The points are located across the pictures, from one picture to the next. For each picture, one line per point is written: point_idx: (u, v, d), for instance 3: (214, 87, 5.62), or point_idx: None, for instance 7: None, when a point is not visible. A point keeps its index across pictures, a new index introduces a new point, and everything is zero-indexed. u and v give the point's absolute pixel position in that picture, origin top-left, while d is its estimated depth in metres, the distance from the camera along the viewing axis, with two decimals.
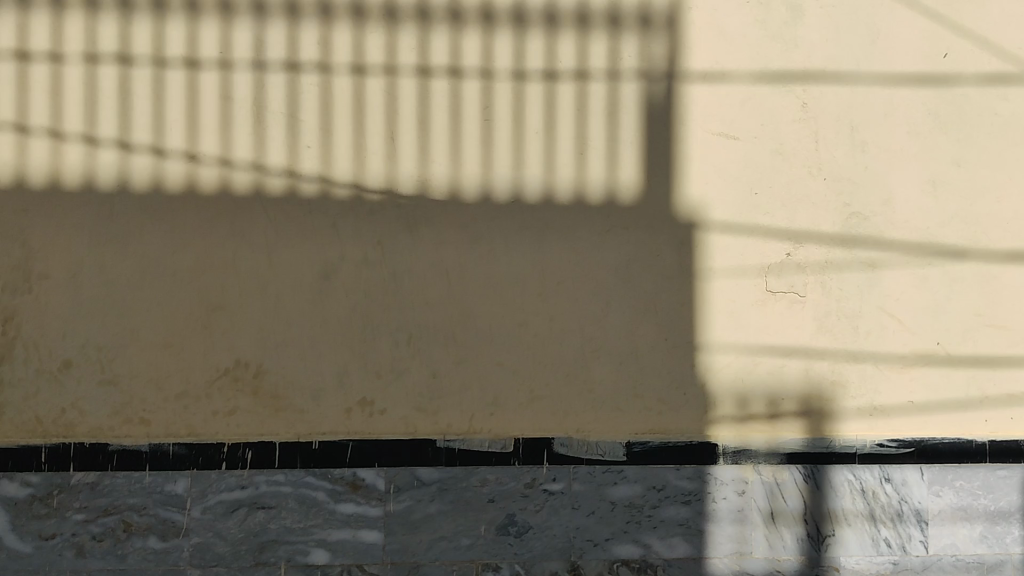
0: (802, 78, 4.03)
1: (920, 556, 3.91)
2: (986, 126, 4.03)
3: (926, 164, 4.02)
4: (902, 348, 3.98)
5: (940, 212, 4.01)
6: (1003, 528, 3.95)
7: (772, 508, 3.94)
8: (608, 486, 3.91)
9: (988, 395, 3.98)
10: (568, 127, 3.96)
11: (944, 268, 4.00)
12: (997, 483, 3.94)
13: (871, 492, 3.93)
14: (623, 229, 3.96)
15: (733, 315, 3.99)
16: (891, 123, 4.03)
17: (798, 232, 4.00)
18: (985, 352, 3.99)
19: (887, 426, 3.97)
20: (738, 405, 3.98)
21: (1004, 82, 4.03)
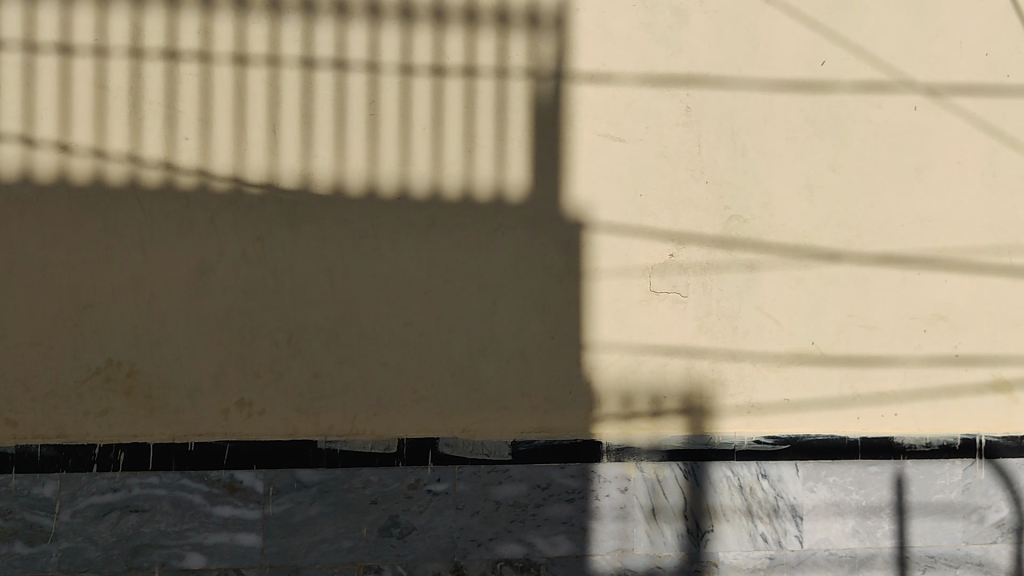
0: (686, 81, 4.04)
1: (795, 551, 4.01)
2: (861, 132, 4.14)
3: (803, 169, 4.11)
4: (779, 348, 4.07)
5: (815, 216, 4.11)
6: (875, 523, 4.08)
7: (653, 504, 3.94)
8: (492, 485, 3.86)
9: (861, 393, 4.12)
10: (455, 123, 3.91)
11: (819, 270, 4.10)
12: (868, 478, 4.07)
13: (749, 488, 3.99)
14: (509, 228, 3.93)
15: (617, 314, 3.98)
16: (770, 128, 4.09)
17: (680, 233, 4.02)
18: (858, 351, 4.12)
19: (764, 423, 4.06)
20: (623, 403, 3.97)
21: (879, 90, 4.15)
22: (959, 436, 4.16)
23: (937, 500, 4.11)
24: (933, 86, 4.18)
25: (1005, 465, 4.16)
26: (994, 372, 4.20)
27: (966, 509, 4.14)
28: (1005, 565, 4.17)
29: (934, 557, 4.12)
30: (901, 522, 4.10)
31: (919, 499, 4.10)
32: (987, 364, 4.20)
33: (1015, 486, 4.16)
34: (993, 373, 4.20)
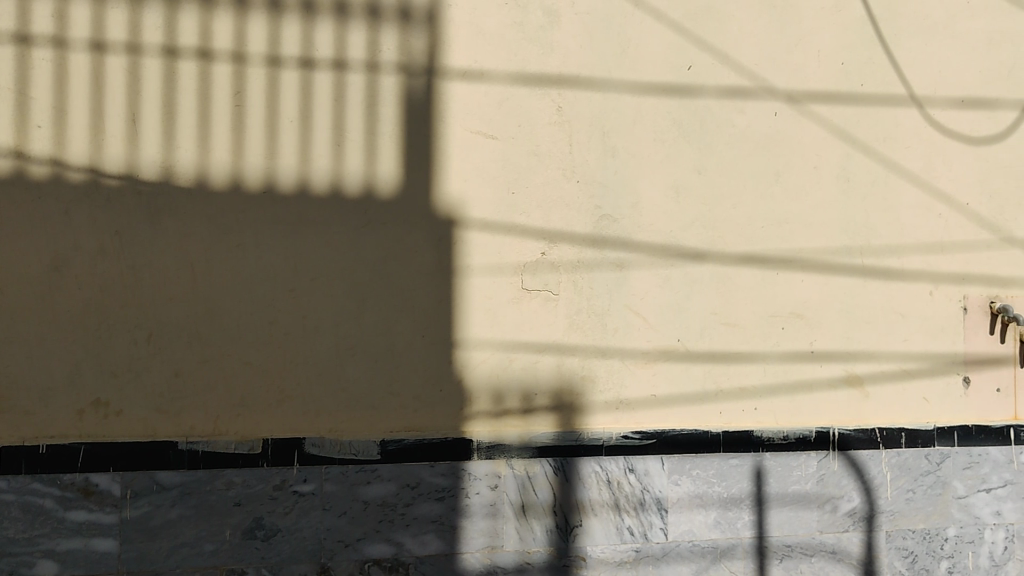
0: (557, 81, 4.07)
1: (660, 543, 4.09)
2: (725, 135, 4.27)
3: (671, 171, 4.20)
4: (646, 345, 4.15)
5: (682, 216, 4.21)
6: (735, 514, 4.20)
7: (523, 501, 3.94)
8: (360, 485, 3.80)
9: (723, 388, 4.24)
10: (324, 117, 3.84)
11: (684, 269, 4.20)
12: (730, 471, 4.18)
13: (616, 483, 4.04)
14: (379, 225, 3.88)
15: (489, 312, 3.98)
16: (639, 130, 4.17)
17: (551, 232, 4.05)
18: (720, 347, 4.24)
19: (631, 419, 4.12)
20: (494, 400, 3.96)
21: (741, 96, 4.29)
22: (814, 429, 4.32)
23: (794, 490, 4.26)
24: (793, 92, 4.36)
25: (857, 456, 4.36)
26: (847, 368, 4.40)
27: (820, 499, 4.30)
28: (856, 552, 4.34)
29: (790, 546, 4.26)
30: (760, 513, 4.23)
31: (778, 490, 4.24)
32: (840, 360, 4.39)
33: (865, 476, 4.36)
34: (846, 369, 4.40)
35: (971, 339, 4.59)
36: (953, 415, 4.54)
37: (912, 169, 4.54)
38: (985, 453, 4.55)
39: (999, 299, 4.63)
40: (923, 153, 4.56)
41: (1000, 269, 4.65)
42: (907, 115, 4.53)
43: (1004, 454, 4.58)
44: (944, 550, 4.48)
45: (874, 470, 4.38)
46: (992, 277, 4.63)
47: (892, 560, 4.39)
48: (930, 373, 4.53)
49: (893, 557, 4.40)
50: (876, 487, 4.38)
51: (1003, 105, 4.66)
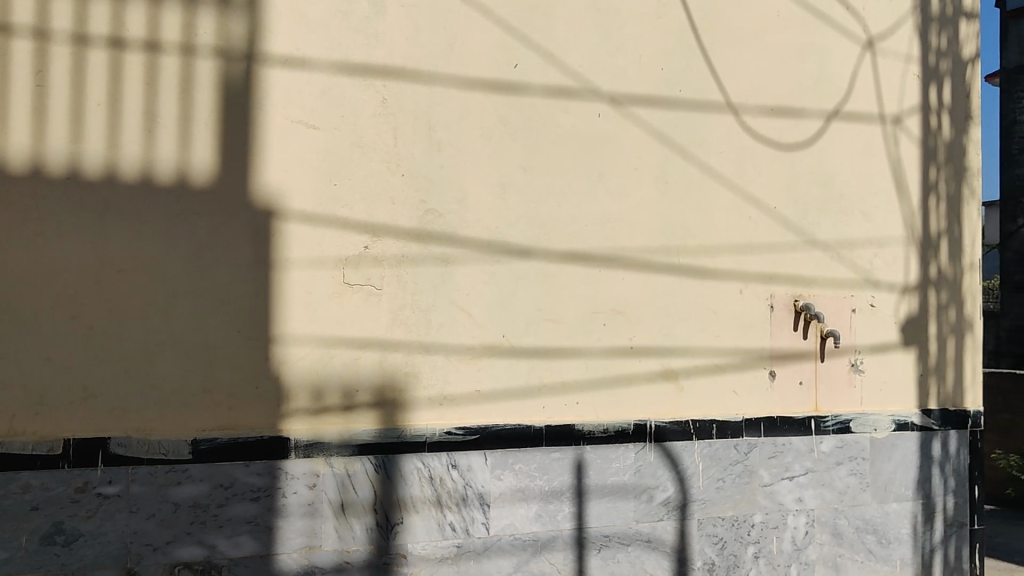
0: (382, 73, 4.02)
1: (481, 538, 4.07)
2: (551, 134, 4.33)
3: (497, 167, 4.22)
4: (470, 340, 4.14)
5: (507, 213, 4.23)
6: (556, 507, 4.23)
7: (342, 500, 3.84)
8: (170, 486, 3.63)
9: (546, 384, 4.27)
10: (135, 101, 3.65)
11: (510, 265, 4.22)
12: (551, 464, 4.22)
13: (438, 479, 4.00)
14: (193, 215, 3.72)
15: (309, 307, 3.86)
16: (465, 125, 4.16)
17: (375, 226, 3.98)
18: (544, 343, 4.28)
19: (455, 415, 4.09)
20: (313, 397, 3.84)
21: (567, 96, 4.36)
22: (632, 422, 4.43)
23: (612, 482, 4.35)
24: (615, 95, 4.47)
25: (672, 448, 4.51)
26: (663, 363, 4.54)
27: (637, 490, 4.41)
28: (669, 540, 4.48)
29: (608, 536, 4.33)
30: (579, 505, 4.28)
31: (596, 482, 4.31)
32: (656, 356, 4.53)
33: (679, 467, 4.51)
34: (663, 364, 4.55)
35: (777, 335, 4.85)
36: (760, 407, 4.78)
37: (725, 173, 4.74)
38: (788, 443, 4.81)
39: (801, 297, 4.92)
40: (736, 158, 4.77)
41: (803, 270, 4.95)
42: (722, 121, 4.74)
43: (805, 444, 4.86)
44: (751, 536, 4.70)
45: (687, 461, 4.54)
46: (795, 277, 4.92)
47: (703, 547, 4.57)
48: (740, 368, 4.74)
49: (704, 543, 4.57)
50: (689, 477, 4.54)
51: (809, 115, 4.99)
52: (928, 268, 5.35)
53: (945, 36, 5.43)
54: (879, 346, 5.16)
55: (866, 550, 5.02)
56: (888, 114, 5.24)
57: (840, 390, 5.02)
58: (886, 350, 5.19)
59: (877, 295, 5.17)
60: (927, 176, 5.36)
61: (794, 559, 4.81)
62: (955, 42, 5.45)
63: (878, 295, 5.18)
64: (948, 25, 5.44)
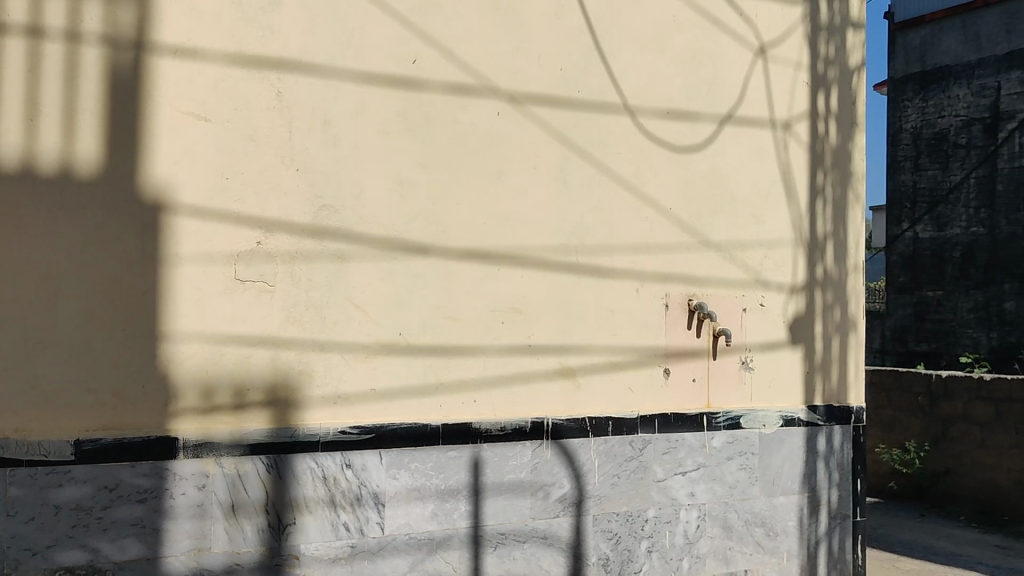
0: (278, 66, 3.95)
1: (376, 537, 4.03)
2: (449, 131, 4.32)
3: (394, 163, 4.19)
4: (366, 338, 4.10)
5: (405, 210, 4.20)
6: (452, 505, 4.22)
7: (233, 500, 3.75)
8: (50, 489, 3.47)
9: (443, 381, 4.26)
10: (15, 88, 3.47)
11: (407, 262, 4.20)
12: (448, 463, 4.21)
13: (332, 479, 3.95)
14: (77, 208, 3.59)
15: (199, 303, 3.76)
16: (362, 121, 4.12)
17: (268, 221, 3.91)
18: (442, 341, 4.27)
19: (349, 414, 4.04)
20: (203, 396, 3.74)
21: (466, 93, 4.35)
22: (529, 420, 4.45)
23: (509, 479, 4.37)
24: (514, 94, 4.49)
25: (568, 445, 4.55)
26: (560, 361, 4.58)
27: (533, 487, 4.44)
28: (564, 536, 4.52)
29: (504, 534, 4.35)
30: (475, 503, 4.28)
31: (493, 480, 4.32)
32: (553, 354, 4.56)
33: (575, 464, 4.56)
34: (560, 362, 4.58)
35: (672, 333, 4.94)
36: (654, 404, 4.86)
37: (622, 174, 4.81)
38: (681, 439, 4.91)
39: (694, 297, 5.03)
40: (633, 159, 4.85)
41: (696, 270, 5.05)
42: (619, 123, 4.81)
43: (697, 439, 4.97)
44: (644, 530, 4.78)
45: (583, 458, 4.59)
46: (689, 277, 5.03)
47: (597, 543, 4.62)
48: (635, 366, 4.82)
49: (598, 539, 4.63)
50: (585, 474, 4.59)
51: (703, 118, 5.11)
52: (815, 269, 5.53)
53: (832, 45, 5.62)
54: (768, 344, 5.32)
55: (754, 543, 5.16)
56: (778, 120, 5.40)
57: (730, 387, 5.15)
58: (775, 348, 5.35)
59: (767, 295, 5.32)
60: (814, 181, 5.54)
61: (685, 552, 4.91)
62: (841, 51, 5.65)
63: (768, 295, 5.33)
64: (836, 35, 5.63)
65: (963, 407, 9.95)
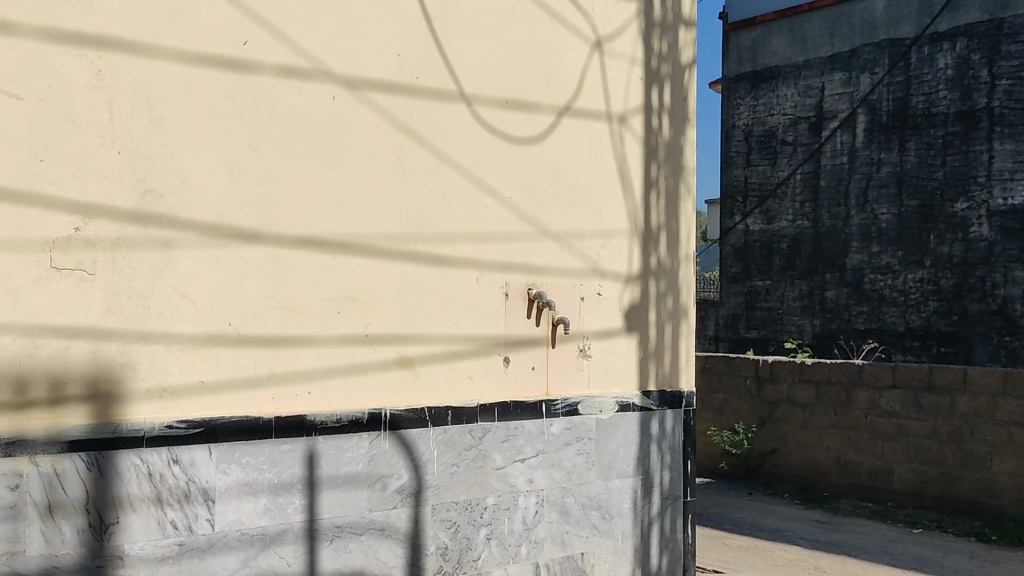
0: (97, 43, 3.74)
1: (205, 534, 3.90)
2: (282, 116, 4.20)
3: (224, 147, 4.05)
4: (193, 329, 3.95)
5: (235, 195, 4.07)
6: (285, 499, 4.13)
7: (50, 501, 3.53)
8: None
9: (276, 373, 4.16)
10: None
11: (238, 251, 4.07)
12: (281, 457, 4.11)
13: (159, 475, 3.79)
14: None
15: (11, 292, 3.52)
16: (189, 103, 3.95)
17: (87, 206, 3.70)
18: (275, 331, 4.17)
19: (176, 408, 3.89)
20: (16, 391, 3.49)
21: (299, 77, 4.25)
22: (366, 411, 4.39)
23: (345, 472, 4.30)
24: (350, 79, 4.41)
25: (407, 435, 4.52)
26: (399, 351, 4.55)
27: (371, 479, 4.39)
28: (403, 527, 4.50)
29: (340, 527, 4.28)
30: (310, 496, 4.20)
31: (329, 473, 4.25)
32: (392, 344, 4.53)
33: (413, 454, 4.54)
34: (399, 351, 4.55)
35: (511, 322, 4.98)
36: (493, 392, 4.90)
37: (461, 162, 4.81)
38: (519, 427, 4.97)
39: (534, 286, 5.10)
40: (471, 148, 4.85)
41: (535, 259, 5.12)
42: (458, 111, 4.81)
43: (536, 426, 5.04)
44: (483, 518, 4.81)
45: (422, 448, 4.57)
46: (529, 266, 5.08)
47: (436, 532, 4.62)
48: (475, 354, 4.84)
49: (437, 528, 4.63)
50: (423, 464, 4.57)
51: (541, 110, 5.17)
52: (649, 259, 5.69)
53: (665, 42, 5.79)
54: (604, 333, 5.44)
55: (590, 526, 5.29)
56: (614, 113, 5.52)
57: (568, 374, 5.24)
58: (610, 336, 5.47)
59: (604, 285, 5.44)
60: (648, 173, 5.70)
61: (523, 538, 4.98)
62: (673, 48, 5.83)
63: (605, 284, 5.45)
64: (669, 32, 5.80)
65: (787, 391, 10.49)
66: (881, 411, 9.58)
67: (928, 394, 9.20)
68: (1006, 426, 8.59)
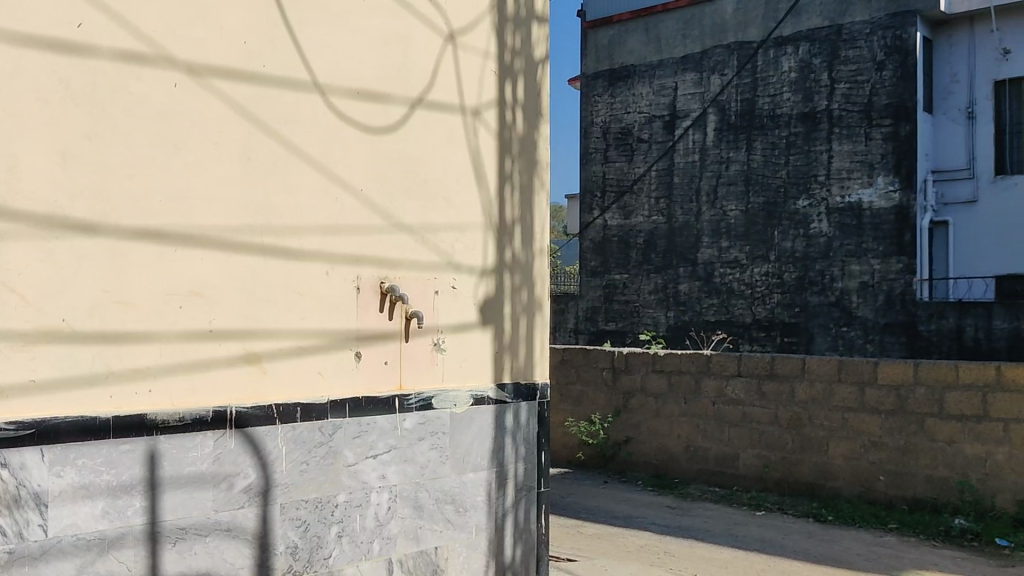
0: None
1: (38, 541, 3.67)
2: (120, 103, 4.00)
3: (57, 134, 3.81)
4: (24, 325, 3.70)
5: (69, 185, 3.84)
6: (125, 502, 3.93)
7: None
8: None
9: (113, 371, 3.96)
10: None
11: (71, 243, 3.84)
12: (119, 458, 3.92)
13: None
14: None
15: None
16: (18, 86, 3.69)
17: None
18: (112, 327, 3.97)
19: (6, 407, 3.63)
20: None
21: (137, 62, 4.06)
22: (210, 409, 4.25)
23: (188, 472, 4.15)
24: (192, 65, 4.24)
25: (253, 433, 4.40)
26: (246, 347, 4.42)
27: (216, 478, 4.25)
28: (250, 527, 4.38)
29: (184, 528, 4.13)
30: (152, 498, 4.02)
31: (171, 473, 4.08)
32: (238, 339, 4.39)
33: (261, 452, 4.42)
34: (245, 347, 4.42)
35: (363, 315, 4.92)
36: (344, 388, 4.82)
37: (310, 153, 4.71)
38: (372, 423, 4.91)
39: (386, 279, 5.05)
40: (321, 139, 4.76)
41: (388, 252, 5.06)
42: (308, 101, 4.70)
43: (389, 422, 4.99)
44: (334, 516, 4.74)
45: (269, 446, 4.46)
46: (381, 260, 5.03)
47: (285, 531, 4.52)
48: (326, 349, 4.75)
49: (286, 528, 4.53)
50: (272, 462, 4.46)
51: (393, 101, 5.12)
52: (504, 253, 5.73)
53: (519, 37, 5.83)
54: (458, 326, 5.43)
55: (444, 520, 5.28)
56: (468, 106, 5.52)
57: (421, 368, 5.21)
58: (464, 329, 5.47)
59: (458, 278, 5.44)
60: (503, 167, 5.73)
61: (375, 534, 4.93)
62: (527, 43, 5.88)
63: (459, 278, 5.45)
64: (522, 27, 5.85)
65: (641, 381, 10.77)
66: (727, 399, 9.96)
67: (771, 382, 9.61)
68: (841, 411, 9.08)
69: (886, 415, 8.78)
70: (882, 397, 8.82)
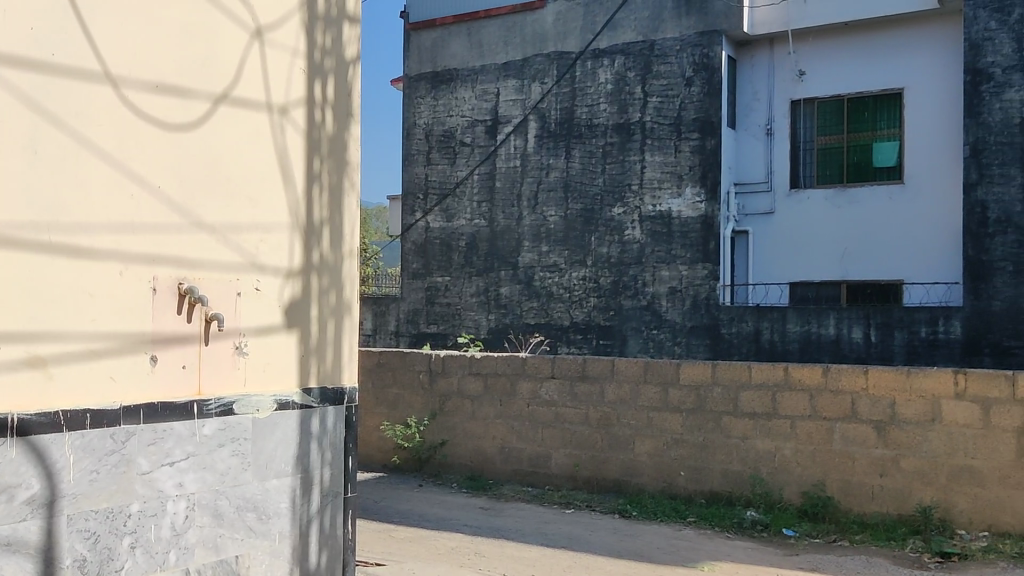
0: None
1: None
2: None
3: None
4: None
5: None
6: None
7: None
8: None
9: None
10: None
11: None
12: None
13: None
14: None
15: None
16: None
17: None
18: None
19: None
20: None
21: None
22: None
23: None
24: None
25: (37, 442, 4.13)
26: (28, 350, 4.13)
27: None
28: (33, 540, 4.12)
29: None
30: None
31: None
32: (20, 341, 4.10)
33: (46, 461, 4.18)
34: (27, 350, 4.13)
35: (159, 318, 4.73)
36: (137, 393, 4.61)
37: (103, 147, 4.49)
38: (168, 429, 4.73)
39: (185, 280, 4.89)
40: (116, 133, 4.55)
41: (187, 253, 4.90)
42: (100, 92, 4.48)
43: (186, 428, 4.83)
44: (127, 526, 4.53)
45: (54, 455, 4.21)
46: (179, 260, 4.86)
47: (72, 544, 4.28)
48: (118, 353, 4.52)
49: (74, 540, 4.29)
50: (58, 472, 4.22)
51: (194, 96, 4.96)
52: (311, 254, 5.65)
53: (329, 35, 5.78)
54: (262, 329, 5.31)
55: (245, 528, 5.16)
56: (274, 104, 5.42)
57: (220, 372, 5.05)
58: (268, 332, 5.36)
59: (262, 279, 5.32)
60: (311, 166, 5.66)
61: (171, 544, 4.76)
62: (337, 42, 5.83)
63: (263, 279, 5.34)
64: (332, 25, 5.80)
65: (458, 383, 10.84)
66: (541, 400, 10.18)
67: (581, 383, 9.89)
68: (646, 411, 9.47)
69: (686, 414, 9.22)
70: (683, 397, 9.26)
